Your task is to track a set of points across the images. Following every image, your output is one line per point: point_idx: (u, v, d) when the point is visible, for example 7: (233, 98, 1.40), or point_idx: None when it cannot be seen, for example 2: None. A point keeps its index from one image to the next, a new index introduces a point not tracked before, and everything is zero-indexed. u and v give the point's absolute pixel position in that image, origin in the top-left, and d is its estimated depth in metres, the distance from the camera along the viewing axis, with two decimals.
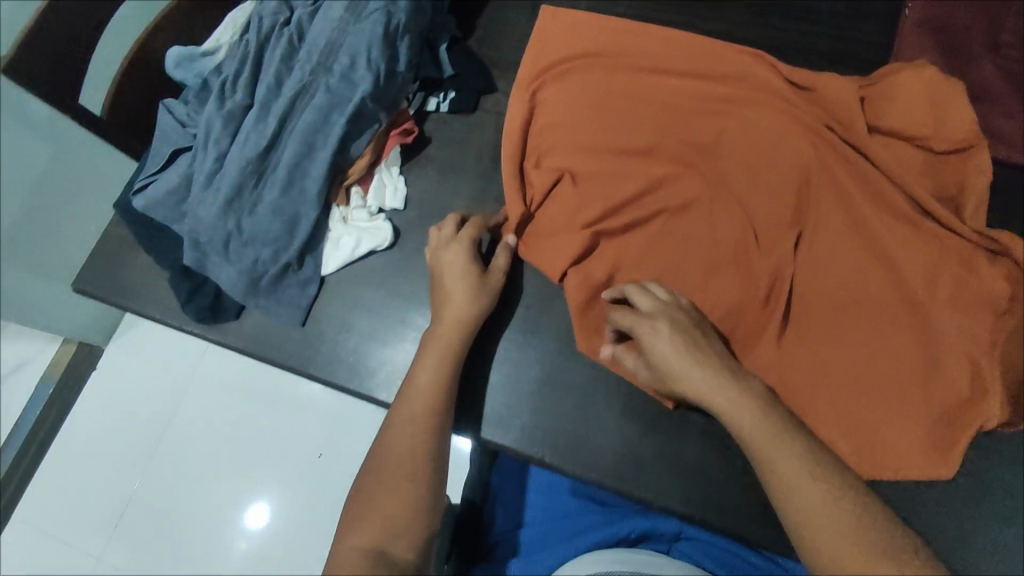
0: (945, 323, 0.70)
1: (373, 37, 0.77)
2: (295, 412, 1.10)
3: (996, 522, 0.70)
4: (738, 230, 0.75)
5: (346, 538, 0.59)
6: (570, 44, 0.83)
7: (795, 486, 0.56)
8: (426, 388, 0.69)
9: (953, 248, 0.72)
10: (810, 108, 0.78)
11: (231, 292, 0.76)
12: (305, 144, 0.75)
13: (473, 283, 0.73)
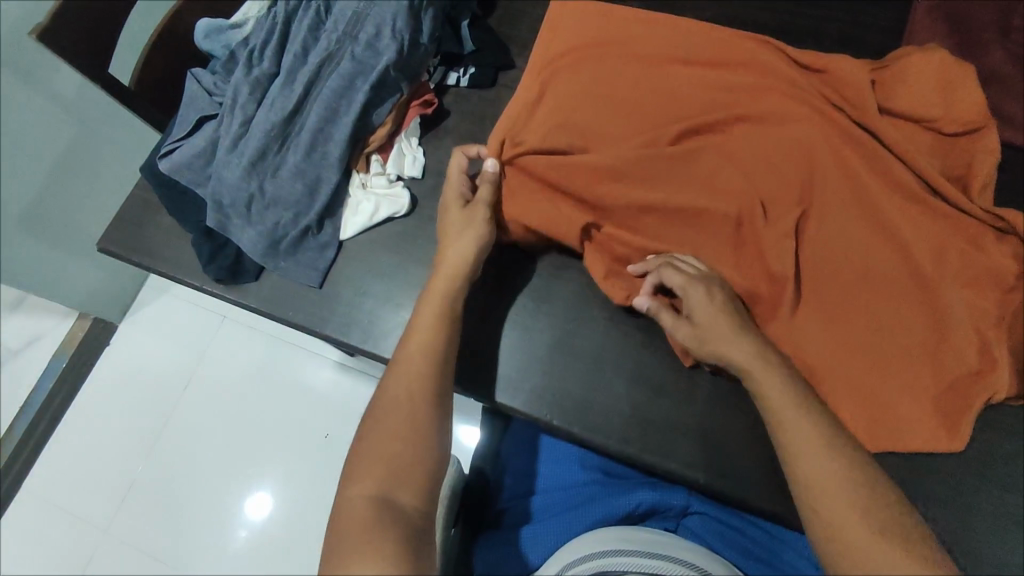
0: (955, 297, 0.68)
1: (398, 9, 0.78)
2: (305, 393, 1.27)
3: (1018, 525, 0.65)
4: (746, 205, 0.73)
5: (347, 487, 0.56)
6: (586, 23, 0.84)
7: (815, 465, 0.56)
8: (427, 329, 0.66)
9: (960, 226, 0.70)
10: (818, 88, 0.77)
11: (252, 253, 0.79)
12: (329, 111, 0.77)
13: (461, 215, 0.73)
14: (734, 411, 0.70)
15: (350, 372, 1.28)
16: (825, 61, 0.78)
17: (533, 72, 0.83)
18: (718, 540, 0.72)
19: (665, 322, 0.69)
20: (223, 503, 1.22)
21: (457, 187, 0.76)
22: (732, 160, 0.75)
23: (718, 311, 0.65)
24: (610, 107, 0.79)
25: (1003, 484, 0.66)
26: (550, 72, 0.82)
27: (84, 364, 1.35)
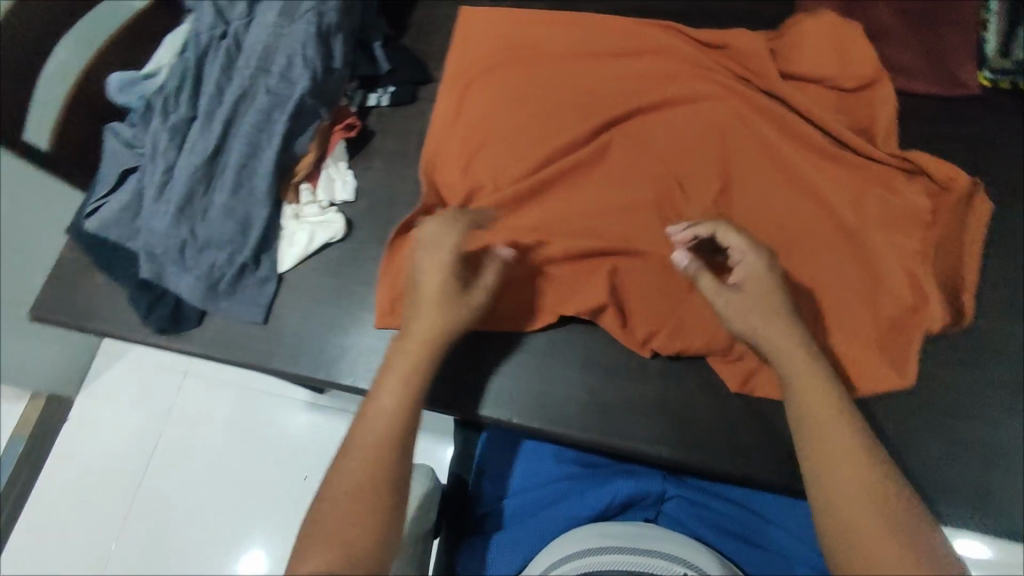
0: (880, 241, 0.70)
1: (306, 37, 0.77)
2: (282, 439, 1.24)
3: (976, 452, 0.66)
4: (666, 182, 0.76)
5: (300, 564, 0.51)
6: (496, 31, 0.87)
7: (845, 469, 0.53)
8: (392, 409, 0.60)
9: (872, 174, 0.73)
10: (723, 64, 0.81)
11: (190, 299, 0.77)
12: (250, 146, 0.77)
13: (443, 291, 0.66)
14: (685, 380, 0.72)
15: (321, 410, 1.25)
16: (726, 37, 0.81)
17: (448, 84, 0.85)
18: (699, 524, 0.70)
19: (705, 285, 0.66)
20: (210, 565, 1.18)
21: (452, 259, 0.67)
22: (647, 144, 0.78)
23: (767, 287, 0.65)
24: (529, 108, 0.82)
25: (951, 412, 0.68)
26: (466, 82, 0.84)
27: (40, 450, 1.26)
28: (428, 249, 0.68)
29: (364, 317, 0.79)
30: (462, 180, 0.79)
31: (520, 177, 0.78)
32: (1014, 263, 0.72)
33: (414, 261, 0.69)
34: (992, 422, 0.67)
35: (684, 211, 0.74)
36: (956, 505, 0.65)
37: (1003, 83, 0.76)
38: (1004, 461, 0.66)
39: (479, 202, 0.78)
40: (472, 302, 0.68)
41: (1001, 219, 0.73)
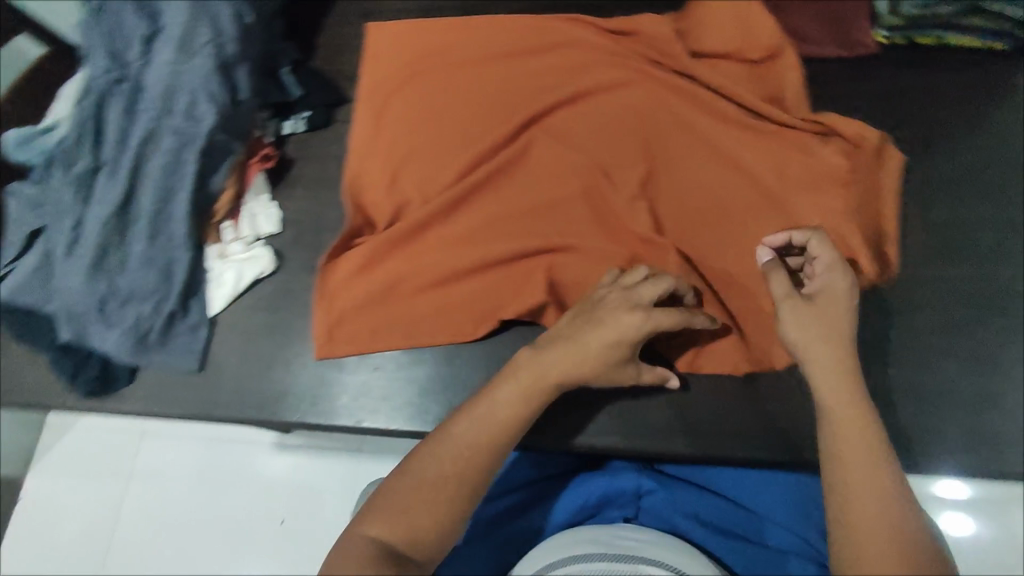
0: (800, 206, 0.71)
1: (206, 71, 0.74)
2: (252, 490, 1.08)
3: (935, 397, 0.67)
4: (592, 174, 0.76)
5: (367, 520, 0.52)
6: (406, 43, 0.85)
7: (869, 503, 0.49)
8: (502, 417, 0.57)
9: (789, 139, 0.73)
10: (634, 49, 0.80)
11: (119, 356, 0.74)
12: (163, 190, 0.74)
13: (615, 358, 0.61)
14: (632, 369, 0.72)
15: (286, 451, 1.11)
16: (633, 23, 0.81)
17: (362, 102, 0.83)
18: (680, 516, 0.64)
19: (773, 283, 0.62)
20: None
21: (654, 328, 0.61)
22: (568, 138, 0.78)
23: (841, 310, 0.60)
24: (447, 117, 0.81)
25: (901, 359, 0.67)
26: (382, 98, 0.83)
27: None
28: (622, 306, 0.62)
29: (303, 350, 0.76)
30: (388, 198, 0.78)
31: (446, 188, 0.78)
32: (942, 204, 0.71)
33: (622, 287, 0.64)
34: (949, 364, 0.67)
35: (612, 200, 0.74)
36: (918, 454, 0.65)
37: (899, 40, 0.77)
38: (963, 400, 0.66)
39: (407, 217, 0.77)
40: (621, 374, 0.63)
41: (922, 164, 0.73)
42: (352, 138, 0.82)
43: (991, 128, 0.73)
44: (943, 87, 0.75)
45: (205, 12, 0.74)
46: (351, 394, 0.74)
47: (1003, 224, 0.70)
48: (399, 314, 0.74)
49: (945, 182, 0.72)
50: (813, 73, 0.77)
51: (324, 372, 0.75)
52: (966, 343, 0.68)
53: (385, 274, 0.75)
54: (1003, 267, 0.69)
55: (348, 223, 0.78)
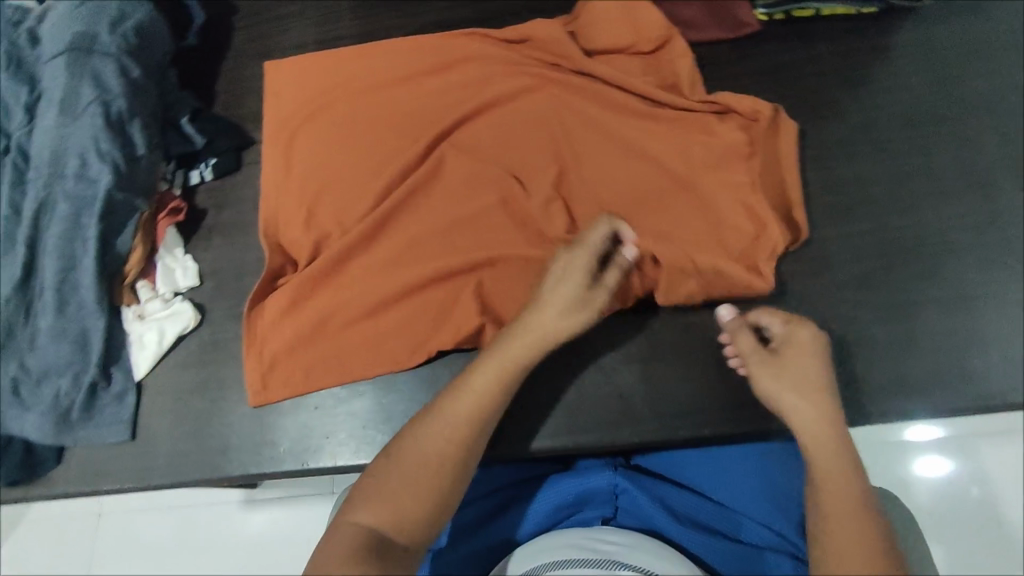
0: (710, 184, 0.73)
1: (95, 129, 0.72)
2: (227, 551, 1.05)
3: (869, 351, 0.67)
4: (506, 182, 0.76)
5: (352, 510, 0.53)
6: (306, 78, 0.85)
7: (845, 535, 0.51)
8: (481, 389, 0.60)
9: (688, 122, 0.75)
10: (531, 56, 0.81)
11: (41, 438, 0.71)
12: (64, 258, 0.71)
13: (572, 291, 0.64)
14: (573, 366, 0.71)
15: (259, 507, 1.06)
16: (527, 30, 0.82)
17: (269, 141, 0.82)
18: (658, 514, 0.64)
19: (741, 342, 0.65)
20: None
21: (589, 262, 0.65)
22: (479, 150, 0.78)
23: (806, 360, 0.61)
24: (356, 145, 0.80)
25: (829, 319, 0.68)
26: (289, 134, 0.82)
27: None
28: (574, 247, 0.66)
29: (238, 401, 0.74)
30: (306, 233, 0.77)
31: (363, 215, 0.77)
32: (842, 163, 0.74)
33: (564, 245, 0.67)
34: (877, 316, 0.68)
35: (529, 205, 0.75)
36: (859, 409, 0.66)
37: (778, 14, 0.79)
38: (896, 349, 0.67)
39: (328, 250, 0.76)
40: (590, 304, 0.64)
41: (817, 128, 0.76)
42: (263, 180, 0.81)
43: (878, 85, 0.76)
44: (826, 56, 0.78)
45: (86, 69, 0.73)
46: (294, 439, 0.72)
47: (906, 173, 0.72)
48: (332, 350, 0.73)
49: (841, 143, 0.74)
50: (702, 57, 0.81)
51: (262, 419, 0.73)
52: (889, 292, 0.69)
53: (311, 312, 0.74)
54: (913, 213, 0.71)
55: (268, 264, 0.76)
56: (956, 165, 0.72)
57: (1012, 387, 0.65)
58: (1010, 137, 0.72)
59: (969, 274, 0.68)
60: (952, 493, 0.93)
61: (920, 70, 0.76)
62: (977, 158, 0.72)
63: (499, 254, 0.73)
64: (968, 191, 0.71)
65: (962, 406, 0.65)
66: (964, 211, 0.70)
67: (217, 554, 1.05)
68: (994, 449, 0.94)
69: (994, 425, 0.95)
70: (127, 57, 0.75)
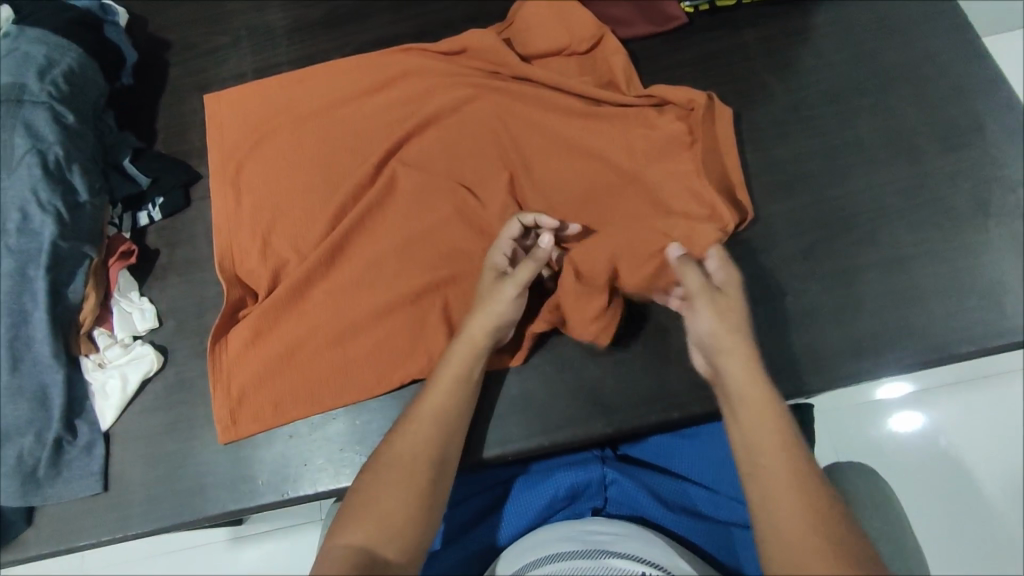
0: (656, 173, 0.75)
1: (33, 179, 0.70)
2: None
3: (822, 320, 0.70)
4: (456, 190, 0.77)
5: (343, 530, 0.54)
6: (247, 107, 0.84)
7: (777, 461, 0.52)
8: (442, 388, 0.63)
9: (629, 117, 0.78)
10: (470, 67, 0.82)
11: (8, 501, 0.68)
12: (14, 313, 0.68)
13: (488, 283, 0.68)
14: (542, 365, 0.73)
15: (248, 543, 1.06)
16: (464, 41, 0.83)
17: (216, 174, 0.82)
18: (643, 502, 0.66)
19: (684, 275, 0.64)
20: None
21: (501, 253, 0.69)
22: (428, 163, 0.79)
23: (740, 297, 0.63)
24: (304, 169, 0.80)
25: (781, 292, 0.71)
26: (237, 164, 0.81)
27: None
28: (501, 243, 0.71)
29: (211, 438, 0.73)
30: (264, 262, 0.76)
31: (319, 240, 0.77)
32: (777, 142, 0.77)
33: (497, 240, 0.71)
34: (826, 284, 0.71)
35: (482, 212, 0.76)
36: (818, 376, 0.68)
37: (702, 6, 0.82)
38: (847, 315, 0.70)
39: (288, 276, 0.75)
40: (498, 297, 0.66)
41: (751, 111, 0.79)
42: (214, 213, 0.80)
43: (804, 65, 0.80)
44: (752, 41, 0.81)
45: (16, 120, 0.71)
46: (274, 469, 0.72)
47: (838, 146, 0.76)
48: (301, 379, 0.72)
49: (775, 123, 0.78)
50: (635, 53, 0.83)
51: (235, 455, 0.72)
52: (834, 260, 0.72)
53: (274, 342, 0.74)
54: (848, 184, 0.74)
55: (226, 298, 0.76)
56: (883, 134, 0.76)
57: (955, 338, 0.68)
58: (929, 103, 0.76)
59: (904, 235, 0.72)
60: (914, 444, 0.98)
61: (840, 48, 0.80)
62: (901, 126, 0.76)
63: (457, 263, 0.75)
64: (896, 158, 0.74)
65: (913, 362, 0.68)
66: (894, 176, 0.74)
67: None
68: (950, 398, 0.99)
69: (954, 376, 1.00)
70: (59, 103, 0.74)
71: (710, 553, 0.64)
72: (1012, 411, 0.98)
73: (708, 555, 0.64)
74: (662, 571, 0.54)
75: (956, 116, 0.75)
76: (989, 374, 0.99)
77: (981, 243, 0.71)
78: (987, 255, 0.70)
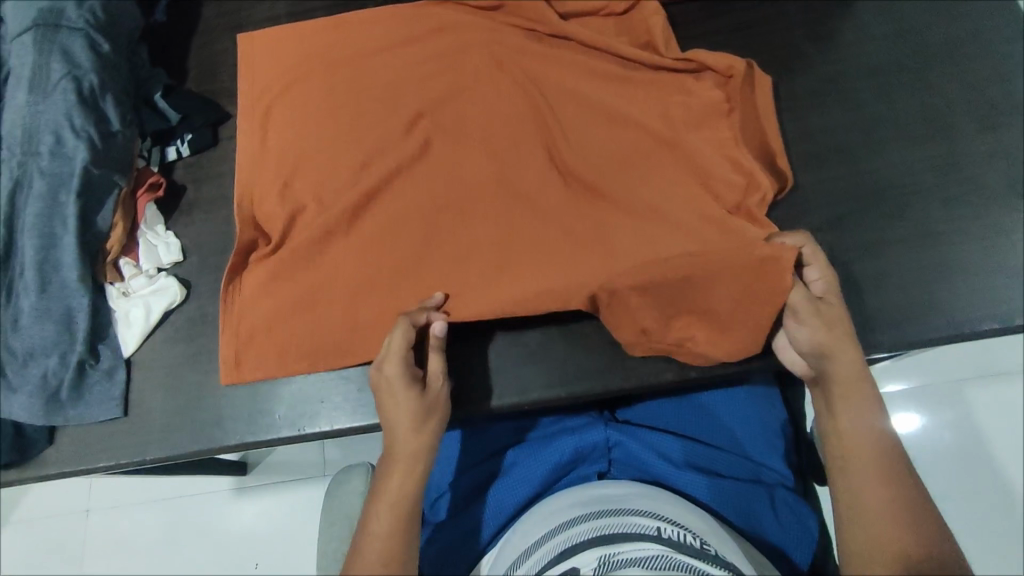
0: (696, 140, 0.74)
1: (68, 106, 0.71)
2: (229, 537, 1.06)
3: (848, 291, 0.69)
4: (488, 147, 0.75)
5: None
6: (279, 49, 0.83)
7: (873, 485, 0.55)
8: (389, 522, 0.56)
9: (665, 83, 0.77)
10: (507, 22, 0.81)
11: (32, 420, 0.69)
12: (44, 236, 0.69)
13: (397, 401, 0.60)
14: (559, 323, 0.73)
15: (251, 494, 1.08)
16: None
17: (246, 117, 0.81)
18: (651, 461, 0.66)
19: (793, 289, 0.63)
20: None
21: (395, 367, 0.61)
22: (461, 116, 0.77)
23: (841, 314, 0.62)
24: (333, 116, 0.79)
25: None
26: (265, 106, 0.81)
27: None
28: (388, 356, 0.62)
29: None
30: (281, 206, 0.75)
31: (342, 186, 0.76)
32: (812, 113, 0.76)
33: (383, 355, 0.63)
34: (851, 257, 0.71)
35: (514, 170, 0.74)
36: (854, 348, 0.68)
37: None
38: (873, 288, 0.69)
39: (309, 218, 0.75)
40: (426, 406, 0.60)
41: (788, 81, 0.78)
42: (242, 156, 0.79)
43: (843, 37, 0.79)
44: (792, 10, 0.80)
45: (54, 45, 0.72)
46: (289, 405, 0.73)
47: (874, 121, 0.75)
48: (324, 325, 0.72)
49: (812, 95, 0.77)
50: (674, 17, 0.82)
51: (255, 390, 0.73)
52: (862, 233, 0.71)
53: (285, 295, 0.73)
54: (880, 159, 0.73)
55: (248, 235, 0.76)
56: (920, 110, 0.75)
57: (980, 315, 0.68)
58: (968, 81, 0.75)
59: (935, 212, 0.71)
60: (909, 436, 1.00)
61: (883, 22, 0.78)
62: (938, 104, 0.75)
63: (489, 218, 0.73)
64: (931, 135, 0.74)
65: (932, 336, 0.68)
66: (929, 153, 0.73)
67: (212, 544, 1.06)
68: (946, 394, 1.01)
69: (959, 372, 1.02)
70: (95, 32, 0.74)
71: (727, 516, 0.63)
72: (1009, 410, 1.00)
73: (723, 515, 0.63)
74: (676, 525, 0.54)
75: (996, 97, 0.74)
76: (990, 374, 1.02)
77: (1010, 225, 0.70)
78: (1018, 236, 0.70)
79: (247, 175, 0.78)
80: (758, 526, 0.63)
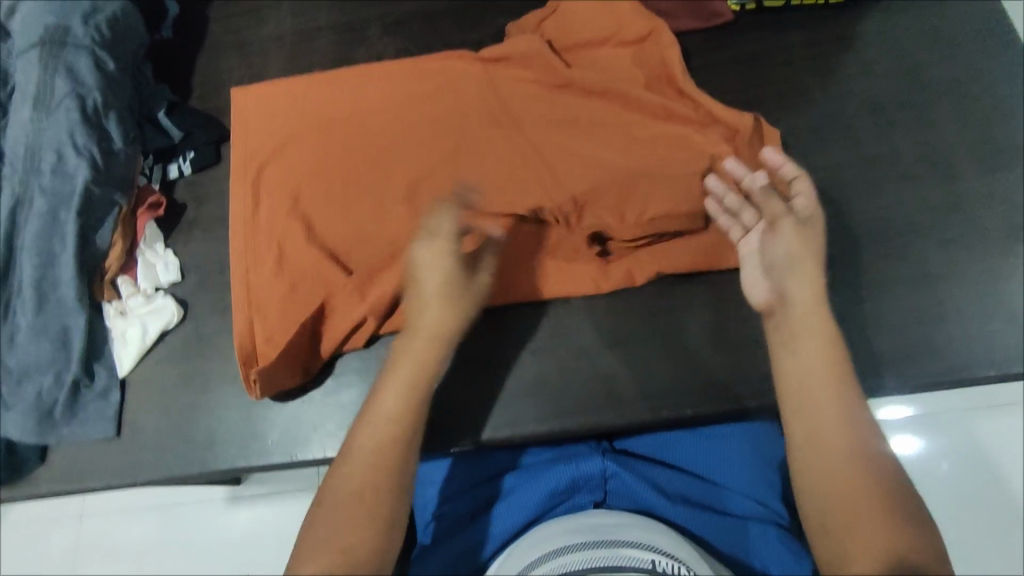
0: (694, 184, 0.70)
1: (71, 124, 0.71)
2: (220, 548, 1.06)
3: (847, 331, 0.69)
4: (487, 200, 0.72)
5: None
6: (276, 90, 0.80)
7: (833, 449, 0.53)
8: (403, 390, 0.60)
9: (672, 139, 0.73)
10: (509, 75, 0.77)
11: (25, 437, 0.70)
12: (43, 255, 0.70)
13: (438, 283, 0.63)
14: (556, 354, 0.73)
15: (244, 505, 1.07)
16: (504, 48, 0.78)
17: (239, 168, 0.77)
18: (647, 494, 0.65)
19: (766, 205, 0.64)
20: None
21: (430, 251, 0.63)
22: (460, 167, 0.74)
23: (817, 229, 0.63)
24: (326, 165, 0.75)
25: None
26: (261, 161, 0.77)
27: None
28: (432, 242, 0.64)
29: (227, 394, 0.74)
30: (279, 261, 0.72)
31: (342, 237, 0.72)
32: (813, 148, 0.76)
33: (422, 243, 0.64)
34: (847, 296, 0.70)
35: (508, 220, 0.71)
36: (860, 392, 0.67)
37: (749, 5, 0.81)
38: (870, 329, 0.69)
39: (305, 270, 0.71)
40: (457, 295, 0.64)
41: (790, 115, 0.78)
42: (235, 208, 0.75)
43: (847, 73, 0.79)
44: (796, 43, 0.81)
45: (59, 62, 0.72)
46: (283, 430, 0.72)
47: (874, 157, 0.75)
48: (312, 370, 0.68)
49: (814, 130, 0.77)
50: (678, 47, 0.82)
51: (249, 412, 0.73)
52: (861, 272, 0.71)
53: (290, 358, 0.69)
54: (880, 197, 0.73)
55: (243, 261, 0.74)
56: (921, 149, 0.75)
57: (974, 359, 0.68)
58: (970, 121, 0.75)
59: (934, 254, 0.71)
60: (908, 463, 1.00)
61: (886, 58, 0.79)
62: (939, 143, 0.75)
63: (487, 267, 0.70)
64: (932, 172, 0.74)
65: (924, 382, 0.67)
66: (929, 192, 0.73)
67: (203, 554, 1.06)
68: (946, 422, 1.01)
69: (959, 399, 1.01)
70: (101, 49, 0.74)
71: (718, 552, 0.63)
72: (1009, 440, 1.00)
73: (715, 551, 0.63)
74: (674, 560, 0.53)
75: (998, 137, 0.74)
76: (991, 403, 1.01)
77: (1009, 268, 0.70)
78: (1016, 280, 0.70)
79: (248, 222, 0.75)
80: (749, 563, 0.63)
